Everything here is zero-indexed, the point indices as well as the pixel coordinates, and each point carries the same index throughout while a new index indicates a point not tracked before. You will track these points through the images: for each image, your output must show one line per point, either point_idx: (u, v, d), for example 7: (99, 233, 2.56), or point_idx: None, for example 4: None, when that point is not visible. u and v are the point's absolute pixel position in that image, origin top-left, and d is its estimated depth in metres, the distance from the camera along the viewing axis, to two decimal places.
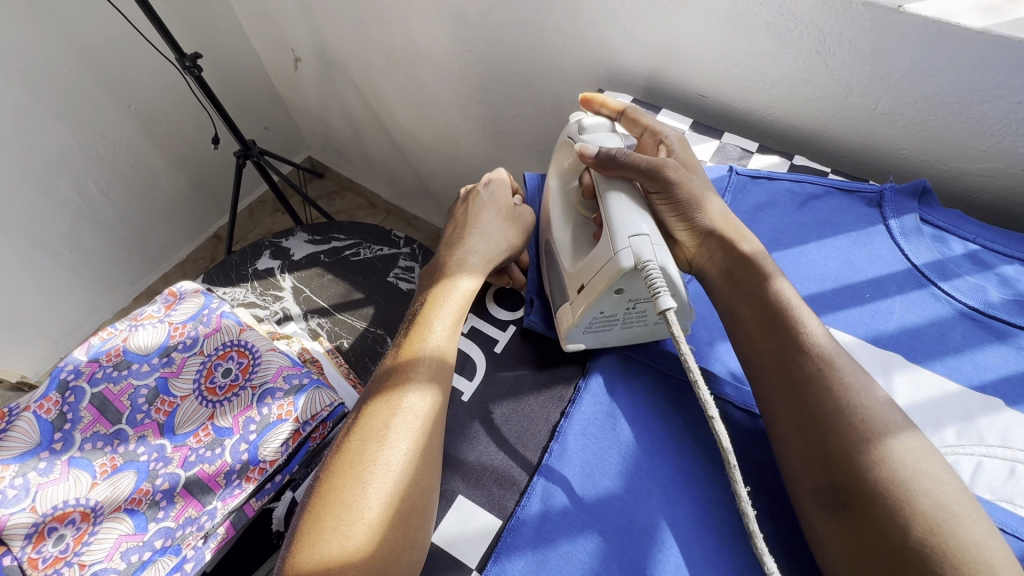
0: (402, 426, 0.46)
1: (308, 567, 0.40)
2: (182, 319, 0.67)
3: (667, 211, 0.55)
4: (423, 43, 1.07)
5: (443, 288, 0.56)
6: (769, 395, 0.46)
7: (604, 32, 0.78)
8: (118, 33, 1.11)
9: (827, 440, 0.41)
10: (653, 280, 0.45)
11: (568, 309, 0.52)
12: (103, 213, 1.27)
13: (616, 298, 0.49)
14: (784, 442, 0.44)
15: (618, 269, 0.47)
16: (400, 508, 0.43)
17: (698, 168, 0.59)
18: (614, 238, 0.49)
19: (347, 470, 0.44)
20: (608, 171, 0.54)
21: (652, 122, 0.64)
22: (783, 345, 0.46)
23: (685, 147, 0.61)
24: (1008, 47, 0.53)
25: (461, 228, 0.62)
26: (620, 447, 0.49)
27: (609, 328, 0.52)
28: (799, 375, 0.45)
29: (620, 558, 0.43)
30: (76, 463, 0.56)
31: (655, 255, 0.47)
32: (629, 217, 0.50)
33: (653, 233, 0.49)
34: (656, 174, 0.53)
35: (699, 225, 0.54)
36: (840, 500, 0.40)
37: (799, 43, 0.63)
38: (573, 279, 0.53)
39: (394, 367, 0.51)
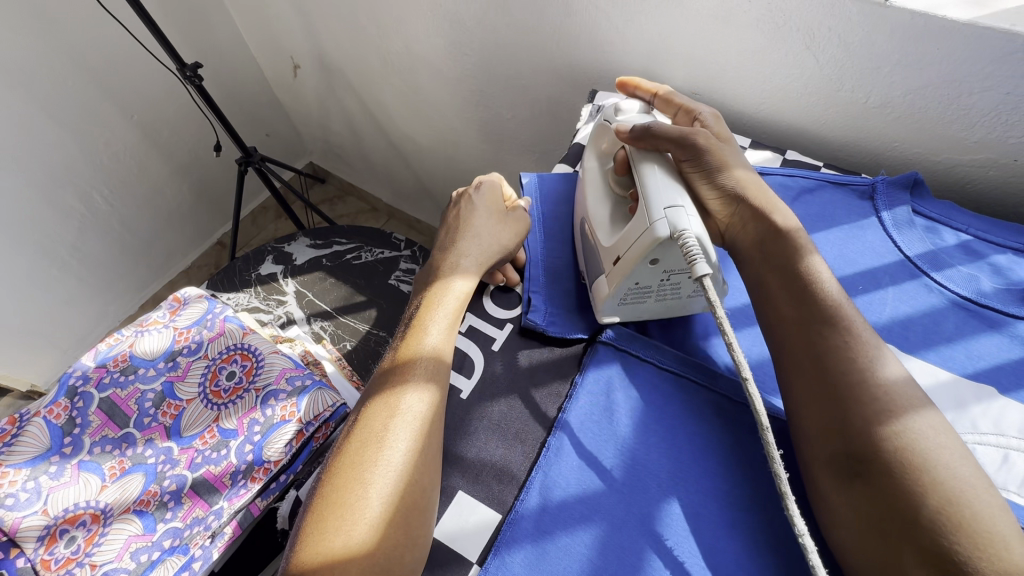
0: (401, 427, 0.47)
1: (312, 566, 0.41)
2: (186, 324, 0.68)
3: (698, 180, 0.55)
4: (418, 48, 1.08)
5: (439, 291, 0.57)
6: (790, 369, 0.47)
7: (596, 33, 0.79)
8: (119, 44, 1.13)
9: (844, 408, 0.42)
10: (690, 249, 0.46)
11: (604, 280, 0.54)
12: (108, 221, 1.28)
13: (651, 269, 0.51)
14: (802, 411, 0.45)
15: (655, 238, 0.49)
16: (401, 507, 0.44)
17: (731, 140, 0.59)
18: (649, 210, 0.51)
19: (348, 472, 0.45)
20: (641, 143, 0.57)
21: (686, 101, 0.64)
22: (816, 316, 0.47)
23: (718, 122, 0.61)
24: (994, 37, 0.54)
25: (453, 234, 0.63)
26: (617, 440, 0.50)
27: (644, 299, 0.54)
28: (818, 349, 0.45)
29: (617, 550, 0.44)
30: (85, 466, 0.57)
31: (691, 225, 0.48)
32: (662, 190, 0.52)
33: (690, 206, 0.50)
34: (689, 144, 0.55)
35: (731, 193, 0.54)
36: (854, 468, 0.40)
37: (789, 39, 0.64)
38: (608, 252, 0.55)
39: (392, 369, 0.52)
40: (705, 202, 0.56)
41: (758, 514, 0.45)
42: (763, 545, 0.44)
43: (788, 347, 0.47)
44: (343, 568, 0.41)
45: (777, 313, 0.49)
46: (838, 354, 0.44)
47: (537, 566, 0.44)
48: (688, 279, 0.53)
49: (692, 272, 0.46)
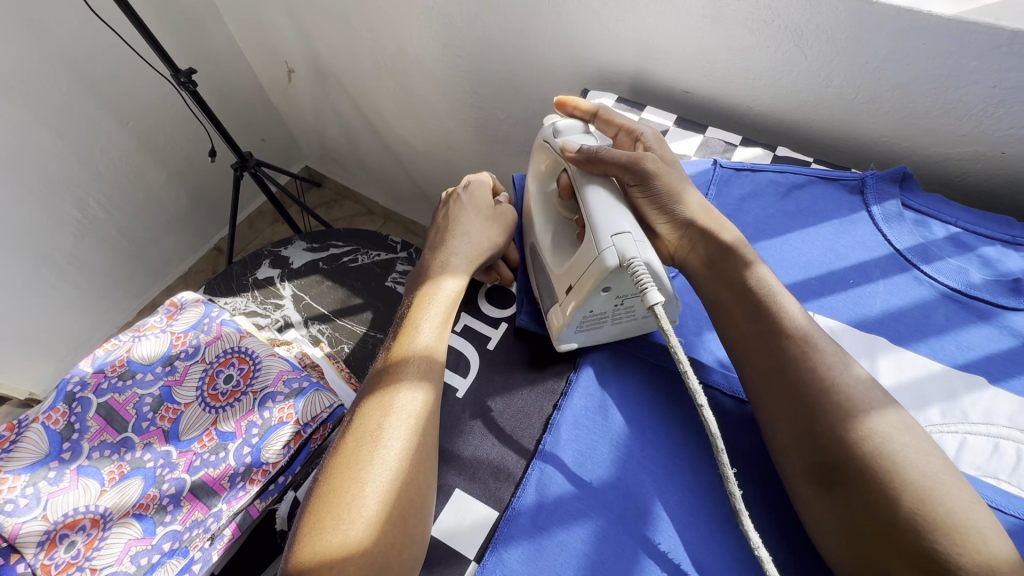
0: (396, 426, 0.47)
1: (310, 565, 0.42)
2: (183, 328, 0.68)
3: (646, 205, 0.55)
4: (412, 50, 1.09)
5: (429, 291, 0.58)
6: (755, 383, 0.47)
7: (588, 33, 0.80)
8: (114, 52, 1.13)
9: (814, 418, 0.42)
10: (640, 277, 0.45)
11: (557, 310, 0.53)
12: (105, 228, 1.29)
13: (605, 297, 0.49)
14: (774, 423, 0.45)
15: (605, 268, 0.47)
16: (398, 505, 0.44)
17: (675, 161, 0.59)
18: (597, 238, 0.49)
19: (344, 471, 0.45)
20: (588, 167, 0.55)
21: (627, 121, 0.63)
22: (765, 330, 0.47)
23: (661, 143, 0.60)
24: (979, 32, 0.54)
25: (442, 236, 0.63)
26: (611, 437, 0.50)
27: (600, 325, 0.53)
28: (773, 364, 0.46)
29: (614, 544, 0.45)
30: (84, 470, 0.57)
31: (639, 251, 0.47)
32: (608, 216, 0.50)
33: (637, 232, 0.49)
34: (636, 168, 0.54)
35: (679, 217, 0.55)
36: (835, 478, 0.40)
37: (778, 37, 0.64)
38: (561, 281, 0.54)
39: (385, 369, 0.52)
40: (654, 227, 0.56)
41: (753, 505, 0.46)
42: None
43: (747, 362, 0.48)
44: (341, 566, 0.41)
45: (734, 328, 0.50)
46: (795, 364, 0.45)
47: (535, 562, 0.44)
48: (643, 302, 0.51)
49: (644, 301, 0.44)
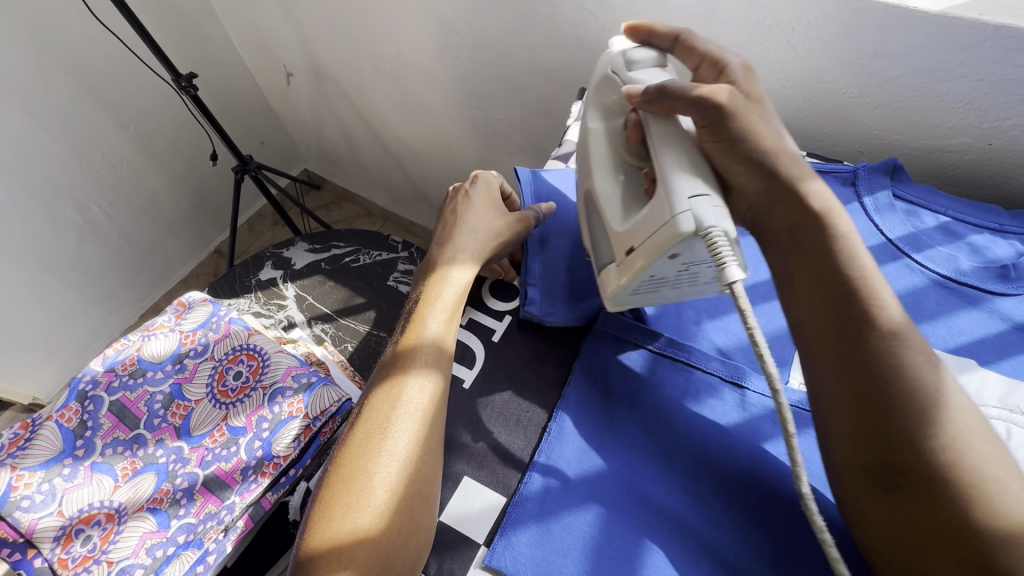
0: (403, 418, 0.49)
1: (320, 552, 0.43)
2: (192, 327, 0.70)
3: (718, 149, 0.49)
4: (410, 52, 1.10)
5: (436, 285, 0.59)
6: (820, 372, 0.43)
7: (584, 32, 0.82)
8: (115, 58, 1.15)
9: (883, 422, 0.38)
10: (719, 250, 0.43)
11: (616, 270, 0.51)
12: (106, 232, 1.29)
13: (669, 263, 0.47)
14: (836, 418, 0.41)
15: (676, 234, 0.44)
16: (405, 496, 0.45)
17: (762, 100, 0.51)
18: (670, 201, 0.45)
19: (353, 462, 0.47)
20: (656, 107, 0.51)
21: (712, 48, 0.54)
22: (847, 314, 0.42)
23: (750, 76, 0.51)
24: (962, 27, 0.56)
25: (449, 231, 0.64)
26: (613, 423, 0.52)
27: (658, 288, 0.51)
28: (848, 352, 0.41)
29: (619, 525, 0.46)
30: (98, 467, 0.59)
31: (719, 219, 0.44)
32: (684, 176, 0.46)
33: (714, 195, 0.46)
34: (709, 107, 0.48)
35: (758, 162, 0.48)
36: (894, 480, 0.37)
37: (769, 34, 0.66)
38: (621, 240, 0.51)
39: (393, 361, 0.54)
40: (728, 173, 0.49)
41: (753, 489, 0.47)
42: (756, 514, 0.46)
43: (817, 344, 0.43)
44: (350, 554, 0.42)
45: (805, 309, 0.45)
46: (875, 358, 0.39)
47: (543, 545, 0.46)
48: (708, 270, 0.49)
49: (723, 278, 0.43)
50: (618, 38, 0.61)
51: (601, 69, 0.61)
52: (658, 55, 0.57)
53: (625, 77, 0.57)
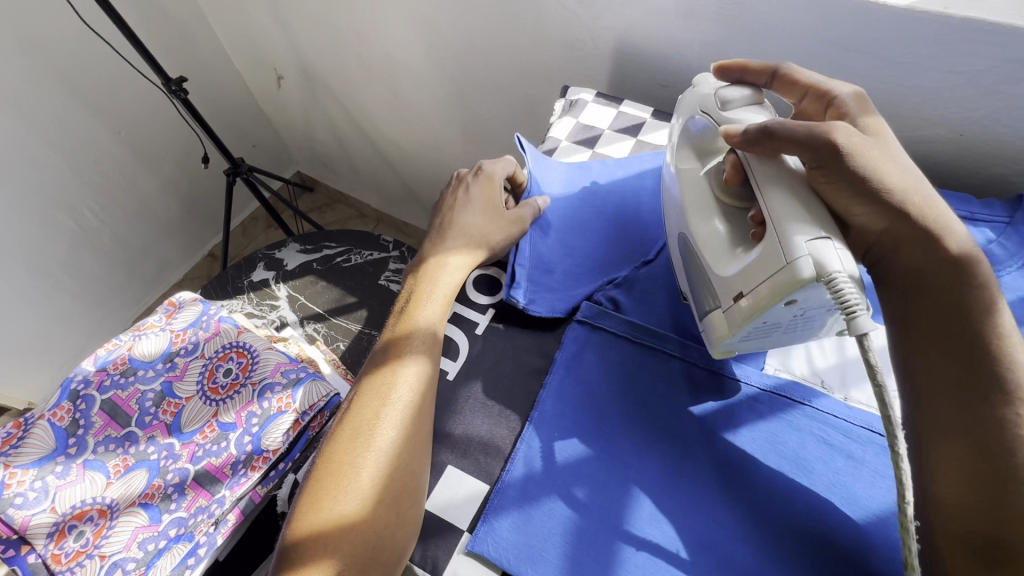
0: (391, 414, 0.49)
1: (307, 543, 0.44)
2: (183, 326, 0.71)
3: (836, 190, 0.43)
4: (398, 54, 1.11)
5: (428, 284, 0.59)
6: (927, 429, 0.40)
7: (566, 31, 0.84)
8: (105, 63, 1.16)
9: (1004, 493, 0.35)
10: (846, 297, 0.37)
11: (724, 317, 0.47)
12: (99, 236, 1.30)
13: (785, 310, 0.42)
14: (943, 476, 0.38)
15: (795, 281, 0.39)
16: (391, 491, 0.46)
17: (883, 134, 0.45)
18: (785, 242, 0.40)
19: (343, 456, 0.48)
20: (759, 147, 0.46)
21: (818, 81, 0.50)
22: (976, 376, 0.39)
23: (864, 107, 0.47)
24: (928, 20, 0.57)
25: (442, 233, 0.64)
26: (593, 409, 0.53)
27: (769, 334, 0.46)
28: (973, 415, 0.38)
29: (597, 510, 0.47)
30: (90, 464, 0.60)
31: (843, 263, 0.38)
32: (799, 215, 0.42)
33: (836, 237, 0.40)
34: (821, 145, 0.43)
35: (884, 200, 0.42)
36: (997, 551, 0.35)
37: (745, 29, 0.68)
38: (728, 284, 0.46)
39: (385, 355, 0.54)
40: (846, 215, 0.43)
41: (728, 474, 0.48)
42: (731, 496, 0.47)
43: (938, 400, 0.40)
44: (336, 545, 0.43)
45: (923, 358, 0.41)
46: (1001, 425, 0.37)
47: (523, 530, 0.47)
48: (830, 315, 0.43)
49: (851, 327, 0.38)
50: (706, 76, 0.57)
51: (691, 108, 0.57)
52: (756, 91, 0.53)
53: (718, 117, 0.53)
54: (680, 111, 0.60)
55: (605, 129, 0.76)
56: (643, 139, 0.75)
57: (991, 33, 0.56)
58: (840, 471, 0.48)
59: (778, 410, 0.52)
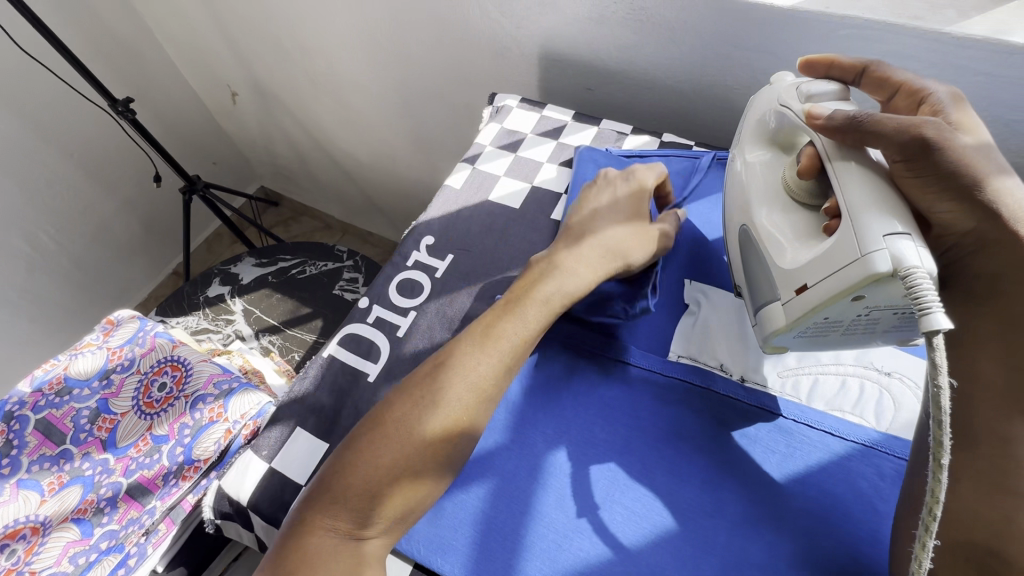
0: (475, 399, 0.46)
1: (355, 477, 0.42)
2: (119, 343, 0.72)
3: (922, 187, 0.41)
4: (343, 68, 1.14)
5: (551, 283, 0.52)
6: (956, 434, 0.40)
7: (494, 39, 0.87)
8: (51, 88, 1.16)
9: (1011, 504, 0.36)
10: (922, 293, 0.35)
11: (783, 309, 0.45)
12: (56, 259, 1.30)
13: (850, 306, 0.40)
14: (953, 484, 0.38)
15: (869, 274, 0.38)
16: (441, 467, 0.44)
17: (981, 133, 0.43)
18: (862, 235, 0.39)
19: (416, 410, 0.44)
20: (842, 137, 0.44)
21: (910, 78, 0.47)
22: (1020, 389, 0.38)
23: (962, 107, 0.44)
24: (810, 19, 0.60)
25: (575, 241, 0.56)
26: (507, 404, 0.55)
27: (829, 333, 0.45)
28: (1002, 430, 0.38)
29: (506, 499, 0.49)
30: (24, 483, 0.61)
31: (923, 259, 0.37)
32: (884, 208, 0.40)
33: (915, 233, 0.38)
34: (909, 139, 0.41)
35: (969, 199, 0.41)
36: (984, 558, 0.36)
37: (653, 32, 0.71)
38: (789, 277, 0.45)
39: (487, 329, 0.49)
40: (929, 211, 0.42)
41: (631, 459, 0.51)
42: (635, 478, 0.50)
43: (976, 410, 0.40)
44: (376, 494, 0.42)
45: (970, 364, 0.41)
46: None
47: (435, 522, 0.49)
48: (894, 316, 0.42)
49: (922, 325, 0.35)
50: (785, 75, 0.54)
51: (770, 97, 0.54)
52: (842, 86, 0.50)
53: (797, 109, 0.49)
54: (755, 106, 0.57)
55: (528, 133, 0.79)
56: (564, 141, 0.78)
57: (867, 30, 0.59)
58: (732, 448, 0.50)
59: (673, 394, 0.54)
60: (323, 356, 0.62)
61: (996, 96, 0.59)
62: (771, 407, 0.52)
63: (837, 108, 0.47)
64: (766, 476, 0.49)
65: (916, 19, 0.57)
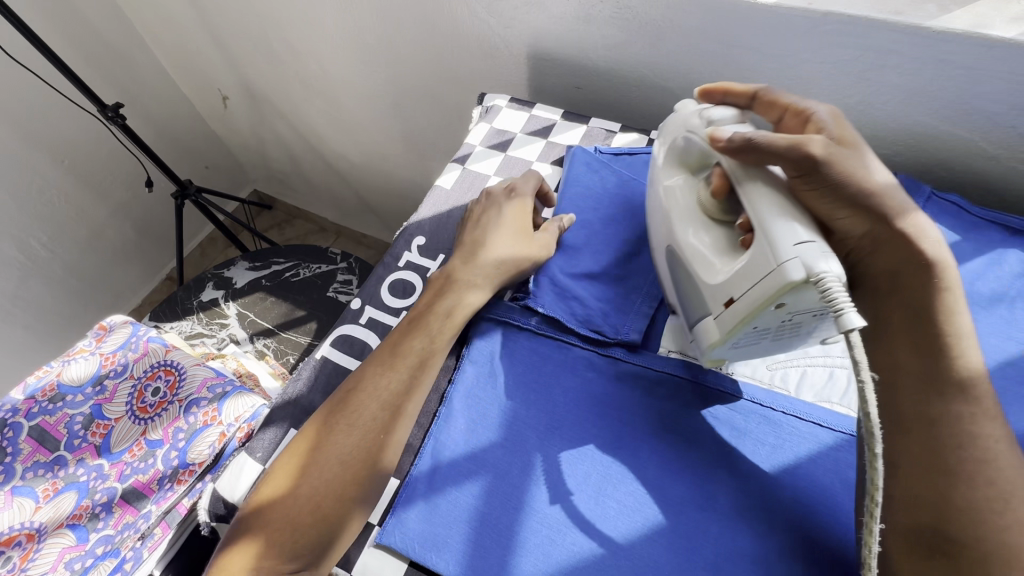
0: (379, 420, 0.50)
1: (274, 515, 0.46)
2: (111, 349, 0.71)
3: (820, 199, 0.44)
4: (333, 70, 1.14)
5: (445, 304, 0.58)
6: (893, 428, 0.41)
7: (483, 39, 0.87)
8: (42, 95, 1.16)
9: (948, 484, 0.37)
10: (834, 296, 0.36)
11: (716, 324, 0.46)
12: (50, 266, 1.30)
13: (774, 314, 0.41)
14: (897, 473, 0.40)
15: (783, 284, 0.38)
16: (358, 488, 0.47)
17: (859, 145, 0.46)
18: (773, 247, 0.40)
19: (326, 440, 0.49)
20: (742, 159, 0.45)
21: (793, 100, 0.50)
22: (934, 374, 0.41)
23: (841, 123, 0.47)
24: (794, 17, 0.61)
25: (470, 255, 0.61)
26: (499, 401, 0.55)
27: (759, 339, 0.46)
28: (925, 413, 0.40)
29: (499, 495, 0.50)
30: (19, 490, 0.61)
31: (830, 264, 0.38)
32: (780, 221, 0.41)
33: (819, 238, 0.40)
34: (801, 157, 0.43)
35: (863, 205, 0.44)
36: (946, 546, 0.36)
37: (640, 31, 0.71)
38: (716, 292, 0.45)
39: (387, 356, 0.54)
40: (830, 219, 0.44)
41: (627, 455, 0.51)
42: (628, 472, 0.50)
43: (897, 399, 0.42)
44: (297, 529, 0.45)
45: (890, 356, 0.43)
46: (952, 421, 0.39)
47: (429, 519, 0.49)
48: (816, 317, 0.43)
49: (840, 326, 0.36)
50: (687, 102, 0.56)
51: (672, 126, 0.56)
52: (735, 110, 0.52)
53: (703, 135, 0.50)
54: (660, 137, 0.58)
55: (517, 132, 0.79)
56: (553, 140, 0.78)
57: (849, 26, 0.59)
58: (725, 441, 0.51)
59: (664, 389, 0.55)
60: (315, 357, 0.63)
61: (977, 89, 0.59)
62: (763, 399, 0.53)
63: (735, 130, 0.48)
64: (756, 469, 0.49)
65: (898, 14, 0.58)
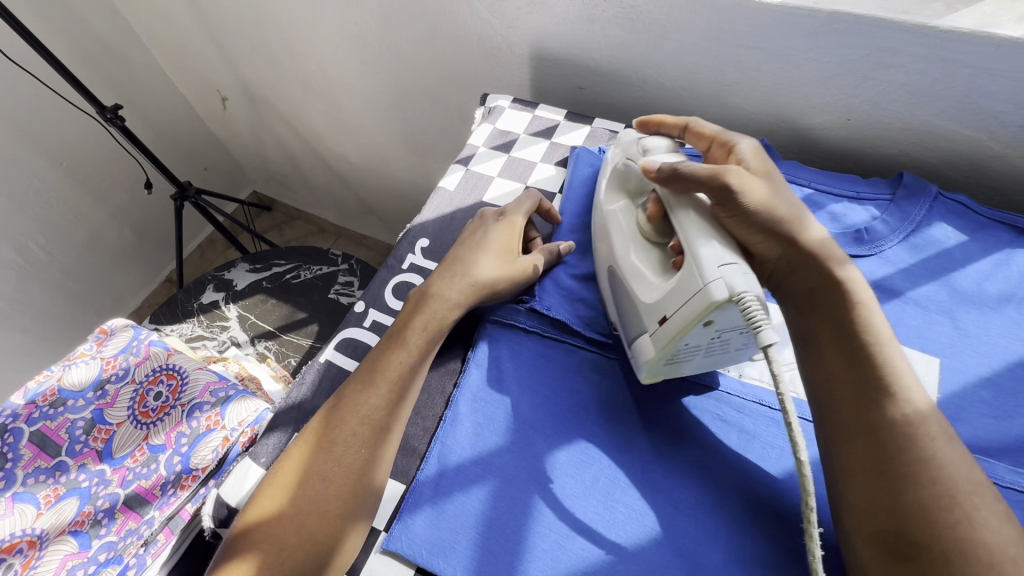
0: (364, 435, 0.50)
1: (263, 539, 0.45)
2: (113, 353, 0.71)
3: (736, 223, 0.47)
4: (333, 70, 1.13)
5: (422, 318, 0.58)
6: (838, 438, 0.42)
7: (486, 38, 0.86)
8: (39, 97, 1.15)
9: (892, 485, 0.37)
10: (753, 314, 0.39)
11: (650, 342, 0.47)
12: (48, 269, 1.29)
13: (704, 331, 0.43)
14: (849, 480, 0.40)
15: (709, 303, 0.41)
16: (348, 505, 0.47)
17: (773, 175, 0.50)
18: (700, 269, 0.42)
19: (312, 460, 0.49)
20: (671, 187, 0.49)
21: (718, 133, 0.55)
22: (866, 382, 0.42)
23: (760, 155, 0.52)
24: (800, 16, 0.61)
25: (450, 272, 0.61)
26: (506, 403, 0.55)
27: (692, 356, 0.48)
28: (865, 420, 0.40)
29: (506, 500, 0.49)
30: (21, 497, 0.60)
31: (749, 284, 0.41)
32: (705, 245, 0.44)
33: (740, 260, 0.43)
34: (719, 185, 0.46)
35: (774, 230, 0.47)
36: (904, 548, 0.36)
37: (644, 31, 0.71)
38: (651, 310, 0.47)
39: (368, 371, 0.54)
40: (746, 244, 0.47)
41: (633, 461, 0.51)
42: (636, 477, 0.50)
43: (838, 413, 0.42)
44: (287, 551, 0.44)
45: (824, 368, 0.44)
46: (888, 425, 0.39)
47: (437, 524, 0.49)
48: (740, 334, 0.46)
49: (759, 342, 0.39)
50: (628, 132, 0.61)
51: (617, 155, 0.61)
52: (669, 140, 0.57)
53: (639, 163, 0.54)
54: (608, 164, 0.63)
55: (521, 133, 0.79)
56: (557, 140, 0.78)
57: (855, 25, 0.59)
58: (734, 445, 0.51)
59: (669, 393, 0.55)
60: (319, 361, 0.62)
61: (985, 88, 0.59)
62: (772, 402, 0.53)
63: (665, 160, 0.52)
64: (763, 473, 0.49)
65: (905, 14, 0.57)
